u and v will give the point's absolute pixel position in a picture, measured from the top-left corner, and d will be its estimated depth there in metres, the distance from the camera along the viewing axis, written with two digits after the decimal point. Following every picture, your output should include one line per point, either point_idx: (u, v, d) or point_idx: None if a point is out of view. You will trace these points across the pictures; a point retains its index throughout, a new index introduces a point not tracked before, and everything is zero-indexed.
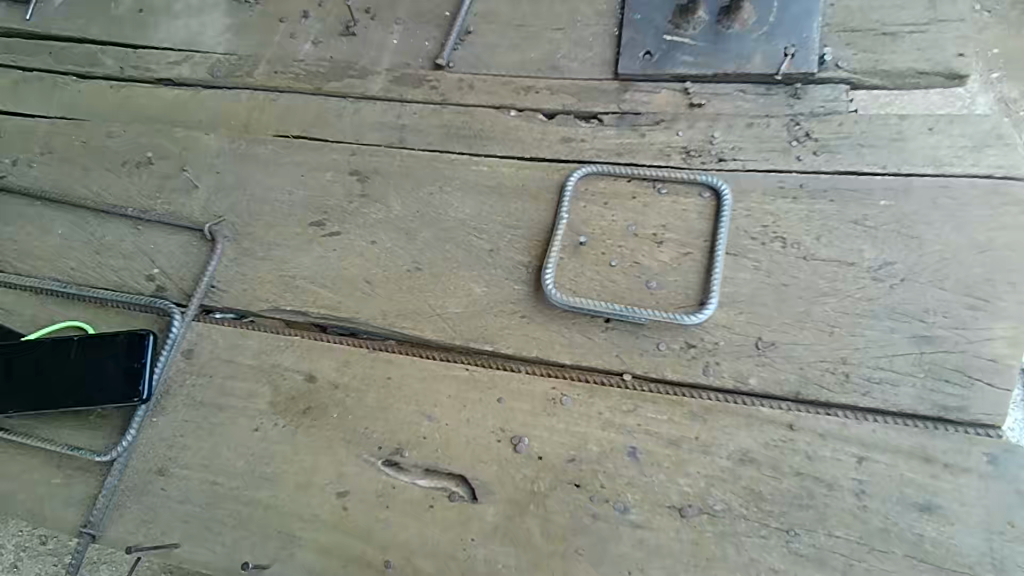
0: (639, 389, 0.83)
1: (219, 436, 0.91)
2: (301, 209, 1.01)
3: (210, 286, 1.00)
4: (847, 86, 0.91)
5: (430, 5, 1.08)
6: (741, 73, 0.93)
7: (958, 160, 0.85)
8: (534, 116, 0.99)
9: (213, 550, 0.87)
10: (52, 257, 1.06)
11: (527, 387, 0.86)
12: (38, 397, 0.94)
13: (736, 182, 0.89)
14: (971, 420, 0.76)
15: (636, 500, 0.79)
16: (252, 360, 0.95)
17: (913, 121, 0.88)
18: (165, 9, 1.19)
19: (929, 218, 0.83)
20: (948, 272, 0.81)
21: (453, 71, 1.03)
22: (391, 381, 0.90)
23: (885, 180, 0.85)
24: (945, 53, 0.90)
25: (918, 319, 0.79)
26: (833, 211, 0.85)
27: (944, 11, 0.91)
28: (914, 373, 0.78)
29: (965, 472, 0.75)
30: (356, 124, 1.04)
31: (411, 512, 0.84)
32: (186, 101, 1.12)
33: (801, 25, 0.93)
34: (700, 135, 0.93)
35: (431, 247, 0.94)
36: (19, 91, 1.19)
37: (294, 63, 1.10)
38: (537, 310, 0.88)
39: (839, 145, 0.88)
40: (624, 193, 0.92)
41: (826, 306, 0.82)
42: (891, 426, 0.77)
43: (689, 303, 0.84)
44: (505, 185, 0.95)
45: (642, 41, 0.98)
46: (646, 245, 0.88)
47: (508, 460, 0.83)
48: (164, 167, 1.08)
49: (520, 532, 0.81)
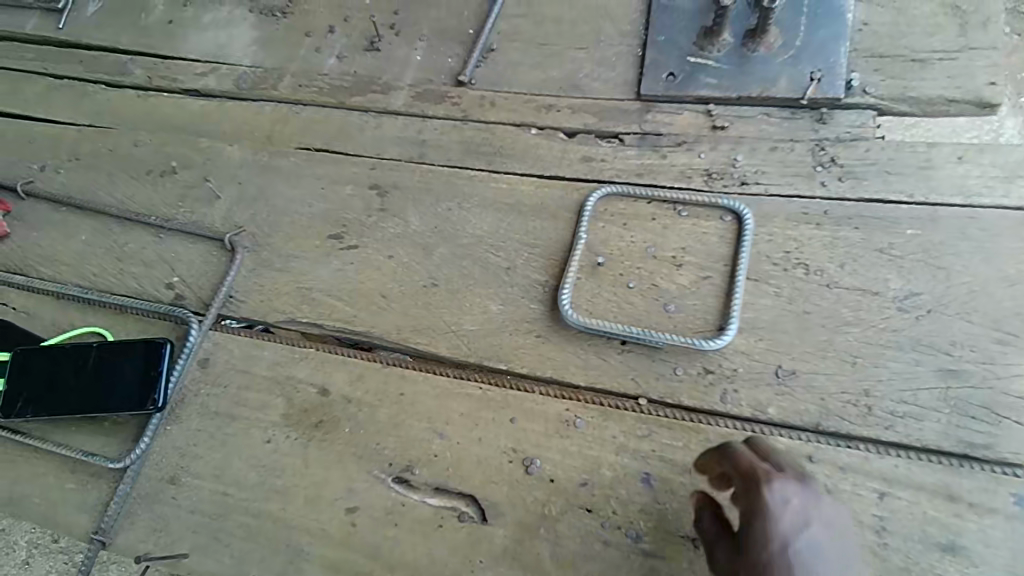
0: (654, 414, 0.82)
1: (232, 446, 0.91)
2: (319, 222, 1.01)
3: (228, 296, 1.00)
4: (874, 112, 0.90)
5: (454, 22, 1.08)
6: (765, 97, 0.92)
7: (988, 191, 0.83)
8: (555, 134, 0.98)
9: (221, 561, 0.86)
10: (75, 262, 1.07)
11: (541, 408, 0.85)
12: (55, 402, 0.94)
13: (758, 207, 0.88)
14: (998, 458, 0.74)
15: (649, 528, 0.78)
16: (267, 371, 0.94)
17: (941, 149, 0.86)
18: (194, 21, 1.21)
19: (957, 249, 0.81)
20: (976, 304, 0.79)
21: (475, 88, 1.03)
22: (404, 397, 0.89)
23: (912, 209, 0.84)
24: (975, 81, 0.88)
25: (944, 352, 0.78)
26: (858, 239, 0.84)
27: (975, 39, 0.89)
28: (939, 409, 0.76)
29: (990, 513, 0.72)
30: (378, 138, 1.04)
31: (420, 531, 0.83)
32: (211, 112, 1.13)
33: (828, 50, 0.92)
34: (722, 157, 0.92)
35: (448, 263, 0.94)
36: (50, 98, 1.21)
37: (318, 77, 1.11)
38: (553, 330, 0.87)
39: (864, 171, 0.87)
40: (644, 215, 0.91)
41: (848, 336, 0.80)
42: (914, 462, 0.75)
43: (707, 327, 0.83)
44: (525, 203, 0.95)
45: (665, 62, 0.97)
46: (665, 268, 0.87)
47: (520, 482, 0.82)
48: (188, 177, 1.09)
49: (529, 556, 0.79)
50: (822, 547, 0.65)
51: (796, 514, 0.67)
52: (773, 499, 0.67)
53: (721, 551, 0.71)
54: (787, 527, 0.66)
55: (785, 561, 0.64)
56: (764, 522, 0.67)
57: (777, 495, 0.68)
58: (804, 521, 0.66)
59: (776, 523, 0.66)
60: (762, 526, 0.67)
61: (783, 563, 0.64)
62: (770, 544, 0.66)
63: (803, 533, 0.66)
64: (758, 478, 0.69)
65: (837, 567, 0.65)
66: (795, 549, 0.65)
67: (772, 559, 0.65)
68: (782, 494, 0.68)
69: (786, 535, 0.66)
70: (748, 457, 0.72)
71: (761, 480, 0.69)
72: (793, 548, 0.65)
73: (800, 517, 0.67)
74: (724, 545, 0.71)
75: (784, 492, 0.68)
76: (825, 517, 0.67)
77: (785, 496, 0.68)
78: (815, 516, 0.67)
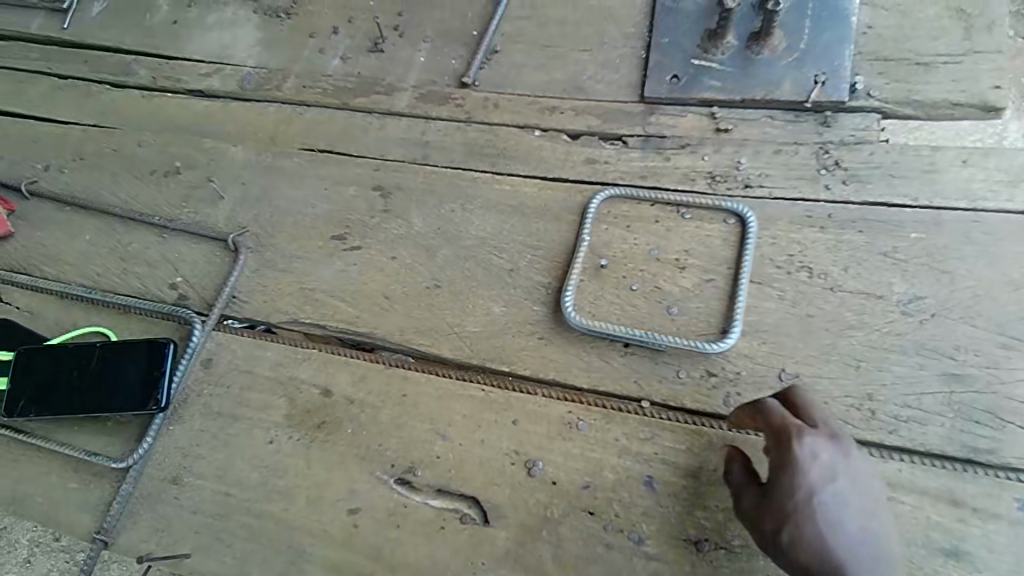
0: (657, 416, 0.82)
1: (235, 447, 0.91)
2: (323, 223, 1.01)
3: (231, 296, 1.00)
4: (878, 115, 0.90)
5: (458, 23, 1.08)
6: (769, 100, 0.92)
7: (993, 195, 0.83)
8: (558, 136, 0.98)
9: (223, 562, 0.86)
10: (79, 262, 1.08)
11: (544, 410, 0.85)
12: (59, 401, 0.94)
13: (762, 210, 0.88)
14: (1001, 463, 0.73)
15: (652, 531, 0.78)
16: (270, 372, 0.94)
17: (945, 153, 0.86)
18: (199, 22, 1.21)
19: (961, 253, 0.81)
20: (980, 309, 0.79)
21: (479, 90, 1.04)
22: (406, 398, 0.89)
23: (916, 213, 0.84)
24: (980, 85, 0.88)
25: (948, 356, 0.77)
26: (862, 242, 0.84)
27: (980, 42, 0.89)
28: (943, 413, 0.76)
29: (994, 518, 0.72)
30: (381, 139, 1.04)
31: (422, 533, 0.83)
32: (216, 112, 1.13)
33: (832, 53, 0.92)
34: (726, 160, 0.91)
35: (451, 265, 0.94)
36: (55, 97, 1.21)
37: (322, 78, 1.11)
38: (556, 332, 0.87)
39: (868, 175, 0.87)
40: (647, 217, 0.91)
41: (852, 339, 0.80)
42: (918, 466, 0.75)
43: (710, 330, 0.83)
44: (528, 205, 0.95)
45: (669, 64, 0.97)
46: (668, 270, 0.87)
47: (522, 484, 0.82)
48: (192, 177, 1.09)
49: (531, 558, 0.79)
50: (847, 499, 0.67)
51: (824, 468, 0.68)
52: (803, 454, 0.69)
53: (746, 498, 0.72)
54: (813, 480, 0.68)
55: (809, 512, 0.67)
56: (792, 474, 0.68)
57: (807, 449, 0.69)
58: (832, 475, 0.68)
59: (803, 477, 0.68)
60: (790, 478, 0.68)
61: (806, 514, 0.67)
62: (796, 495, 0.67)
63: (830, 485, 0.68)
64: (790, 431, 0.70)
65: (861, 519, 0.67)
66: (820, 501, 0.67)
67: (796, 510, 0.67)
68: (812, 449, 0.69)
69: (812, 488, 0.67)
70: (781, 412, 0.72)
71: (793, 433, 0.70)
72: (818, 501, 0.67)
73: (828, 471, 0.68)
74: (751, 493, 0.72)
75: (815, 447, 0.69)
76: (853, 472, 0.69)
77: (814, 451, 0.69)
78: (843, 471, 0.69)
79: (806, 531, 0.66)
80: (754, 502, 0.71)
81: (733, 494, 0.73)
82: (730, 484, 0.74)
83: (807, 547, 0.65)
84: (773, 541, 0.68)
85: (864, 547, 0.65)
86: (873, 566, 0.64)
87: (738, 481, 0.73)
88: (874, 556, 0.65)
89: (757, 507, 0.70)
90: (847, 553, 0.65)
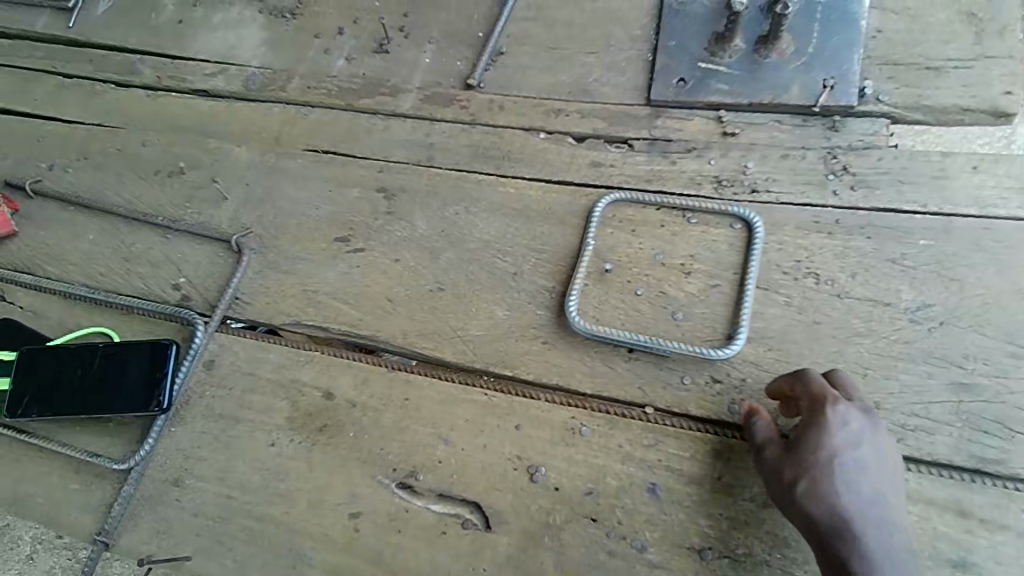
0: (661, 422, 0.81)
1: (236, 449, 0.91)
2: (326, 224, 1.01)
3: (234, 297, 1.00)
4: (887, 120, 0.89)
5: (463, 25, 1.08)
6: (776, 104, 0.91)
7: (1003, 202, 0.82)
8: (564, 139, 0.98)
9: (223, 565, 0.86)
10: (82, 262, 1.07)
11: (547, 415, 0.84)
12: (60, 402, 0.94)
13: (769, 215, 0.87)
14: (1010, 473, 0.73)
15: (655, 539, 0.77)
16: (272, 374, 0.94)
17: (955, 159, 0.85)
18: (204, 21, 1.21)
19: (970, 260, 0.80)
20: (989, 317, 0.78)
21: (484, 92, 1.03)
22: (409, 402, 0.88)
23: (925, 219, 0.83)
24: (991, 91, 0.87)
25: (956, 364, 0.77)
26: (870, 249, 0.83)
27: (991, 47, 0.88)
28: (951, 423, 0.75)
29: (1002, 529, 0.71)
30: (385, 141, 1.04)
31: (423, 538, 0.82)
32: (220, 112, 1.13)
33: (841, 57, 0.91)
34: (733, 164, 0.91)
35: (455, 267, 0.93)
36: (60, 96, 1.21)
37: (327, 79, 1.10)
38: (560, 337, 0.87)
39: (876, 180, 0.86)
40: (653, 221, 0.90)
41: (859, 347, 0.79)
42: (925, 476, 0.74)
43: (715, 337, 0.82)
44: (532, 208, 0.94)
45: (675, 67, 0.96)
46: (673, 275, 0.86)
47: (524, 489, 0.81)
48: (196, 178, 1.09)
49: (533, 564, 0.79)
50: (867, 466, 0.69)
51: (851, 434, 0.70)
52: (833, 419, 0.71)
53: (771, 453, 0.73)
54: (837, 443, 0.70)
55: (828, 472, 0.69)
56: (818, 436, 0.70)
57: (838, 415, 0.71)
58: (858, 442, 0.70)
59: (828, 439, 0.70)
60: (814, 439, 0.71)
61: (824, 472, 0.69)
62: (818, 455, 0.70)
63: (853, 450, 0.70)
64: (827, 398, 0.71)
65: (877, 485, 0.69)
66: (840, 463, 0.69)
67: (814, 468, 0.69)
68: (843, 416, 0.71)
69: (834, 450, 0.70)
70: (822, 381, 0.73)
71: (828, 401, 0.72)
72: (839, 462, 0.69)
73: (855, 437, 0.70)
74: (776, 449, 0.73)
75: (846, 414, 0.71)
76: (879, 442, 0.71)
77: (845, 418, 0.71)
78: (869, 440, 0.70)
79: (821, 487, 0.68)
80: (777, 456, 0.72)
81: (757, 449, 0.74)
82: (755, 440, 0.75)
83: (820, 502, 0.68)
84: (788, 492, 0.70)
85: (875, 509, 0.68)
86: (879, 529, 0.67)
87: (764, 438, 0.74)
88: (882, 520, 0.68)
89: (779, 461, 0.72)
90: (857, 513, 0.67)
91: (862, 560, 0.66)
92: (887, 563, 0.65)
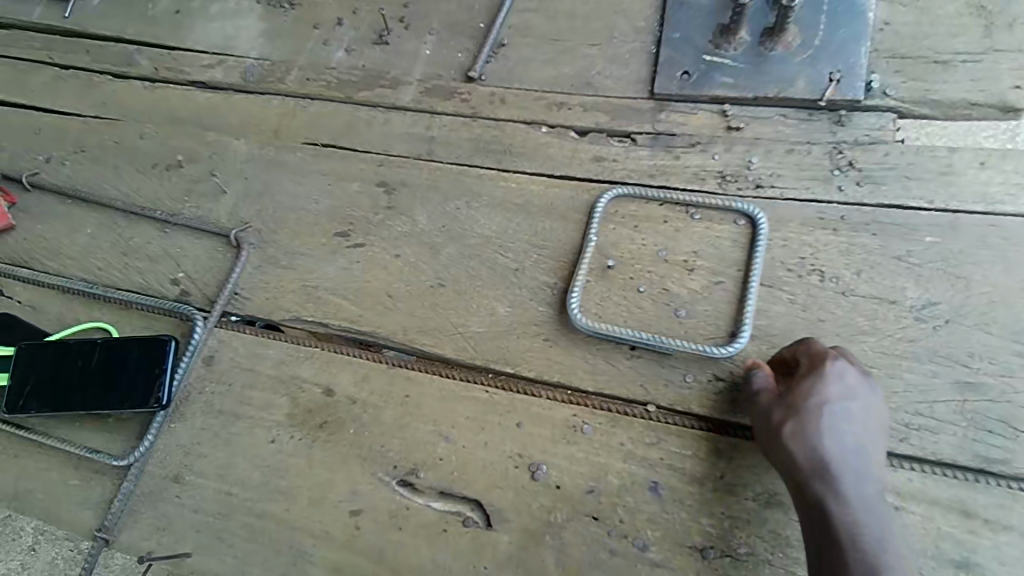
0: (663, 420, 0.80)
1: (236, 446, 0.91)
2: (326, 219, 1.00)
3: (233, 293, 0.99)
4: (894, 114, 0.87)
5: (464, 15, 1.06)
6: (781, 98, 0.90)
7: (1011, 198, 0.81)
8: (566, 133, 0.96)
9: (223, 561, 0.85)
10: (79, 256, 1.07)
11: (549, 413, 0.83)
12: (58, 397, 0.93)
13: (773, 211, 0.86)
14: (1014, 473, 0.72)
15: (657, 538, 0.76)
16: (272, 370, 0.94)
17: (963, 155, 0.84)
18: (201, 12, 1.20)
19: (977, 257, 0.79)
20: (996, 315, 0.77)
21: (485, 84, 1.02)
22: (410, 399, 0.88)
23: (932, 216, 0.82)
24: (1000, 85, 0.86)
25: (962, 363, 0.76)
26: (876, 246, 0.82)
27: (1001, 41, 0.87)
28: (956, 422, 0.74)
29: (1005, 530, 0.70)
30: (385, 134, 1.02)
31: (424, 535, 0.82)
32: (218, 104, 1.12)
33: (847, 50, 0.90)
34: (737, 159, 0.89)
35: (455, 263, 0.93)
36: (56, 88, 1.19)
37: (327, 71, 1.09)
38: (561, 334, 0.86)
39: (882, 176, 0.85)
40: (655, 217, 0.89)
41: (863, 345, 0.78)
42: (928, 476, 0.73)
43: (719, 334, 0.82)
44: (534, 203, 0.93)
45: (679, 60, 0.95)
46: (677, 272, 0.86)
47: (525, 487, 0.81)
48: (194, 172, 1.08)
49: (534, 562, 0.78)
50: (855, 417, 0.70)
51: (845, 387, 0.71)
52: (831, 371, 0.72)
53: (763, 399, 0.74)
54: (830, 392, 0.71)
55: (816, 417, 0.70)
56: (812, 384, 0.72)
57: (836, 368, 0.72)
58: (850, 395, 0.71)
59: (821, 388, 0.71)
60: (808, 387, 0.72)
61: (812, 417, 0.70)
62: (808, 400, 0.71)
63: (844, 401, 0.71)
64: (827, 352, 0.73)
65: (862, 436, 0.70)
66: (829, 410, 0.70)
67: (804, 412, 0.71)
68: (841, 370, 0.72)
69: (825, 399, 0.71)
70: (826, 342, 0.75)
71: (828, 357, 0.73)
72: (827, 409, 0.70)
73: (848, 390, 0.71)
74: (769, 396, 0.74)
75: (843, 369, 0.72)
76: (872, 400, 0.72)
77: (842, 372, 0.72)
78: (863, 396, 0.71)
79: (806, 430, 0.70)
80: (769, 402, 0.73)
81: (752, 399, 0.75)
82: (752, 390, 0.76)
83: (803, 444, 0.69)
84: (774, 433, 0.71)
85: (856, 457, 0.69)
86: (859, 475, 0.68)
87: (760, 386, 0.75)
88: (863, 468, 0.68)
89: (770, 406, 0.73)
90: (838, 456, 0.68)
91: (839, 500, 0.67)
92: (861, 506, 0.66)
